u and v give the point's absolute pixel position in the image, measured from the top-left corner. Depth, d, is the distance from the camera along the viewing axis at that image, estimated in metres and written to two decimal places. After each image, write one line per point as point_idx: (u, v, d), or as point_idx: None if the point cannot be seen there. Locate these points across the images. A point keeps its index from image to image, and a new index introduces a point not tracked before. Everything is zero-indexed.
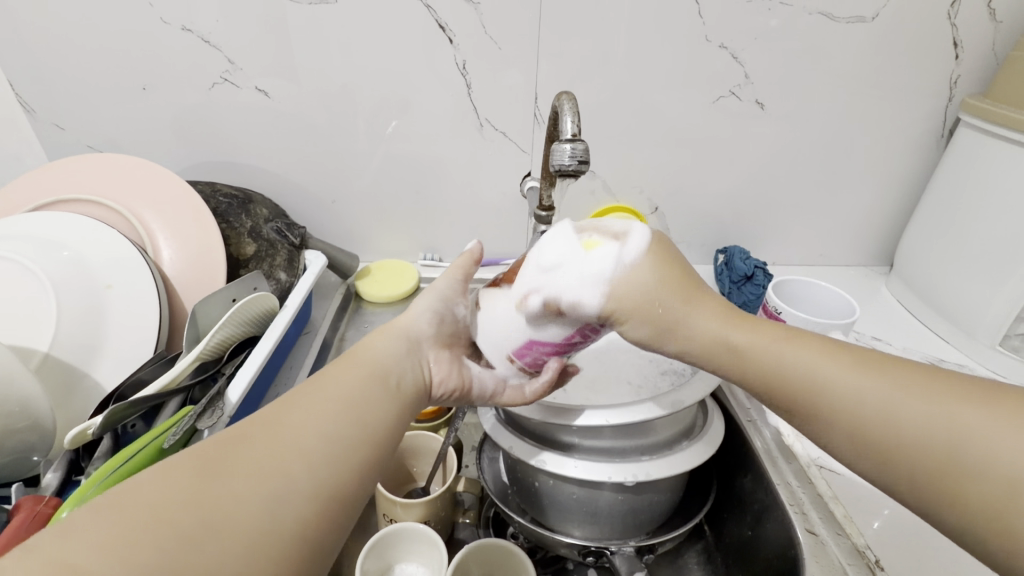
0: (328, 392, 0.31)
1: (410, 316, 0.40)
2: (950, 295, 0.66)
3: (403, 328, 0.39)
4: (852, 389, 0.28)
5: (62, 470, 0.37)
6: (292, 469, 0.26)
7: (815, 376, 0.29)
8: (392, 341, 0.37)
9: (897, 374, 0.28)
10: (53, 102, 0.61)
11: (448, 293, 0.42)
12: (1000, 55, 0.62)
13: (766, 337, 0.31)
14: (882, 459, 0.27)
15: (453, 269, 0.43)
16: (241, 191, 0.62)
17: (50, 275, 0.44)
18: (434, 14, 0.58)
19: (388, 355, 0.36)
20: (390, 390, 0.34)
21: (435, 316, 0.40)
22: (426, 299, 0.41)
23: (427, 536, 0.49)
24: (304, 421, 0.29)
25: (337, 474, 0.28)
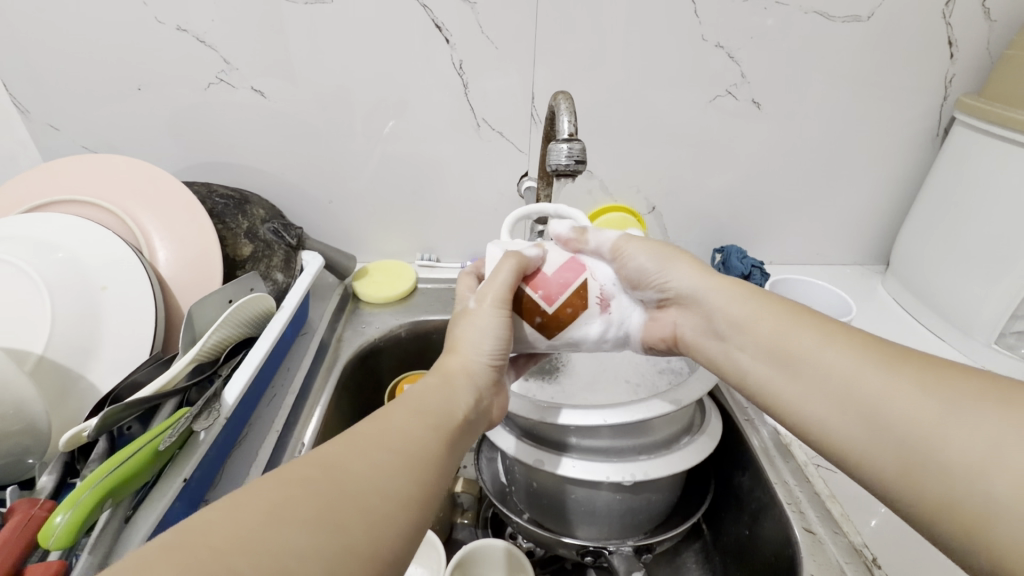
0: (393, 438, 0.29)
1: (469, 356, 0.37)
2: (945, 293, 0.66)
3: (465, 374, 0.36)
4: (845, 373, 0.30)
5: (58, 472, 0.37)
6: (355, 531, 0.23)
7: (809, 352, 0.32)
8: (459, 390, 0.35)
9: (889, 356, 0.29)
10: (47, 102, 0.60)
11: (501, 334, 0.38)
12: (994, 54, 0.62)
13: (778, 320, 0.35)
14: (858, 427, 0.28)
15: (493, 295, 0.37)
16: (237, 191, 0.62)
17: (43, 275, 0.43)
18: (431, 14, 0.57)
19: (455, 405, 0.34)
20: (454, 441, 0.32)
21: (493, 358, 0.38)
22: (479, 339, 0.37)
23: (424, 536, 0.50)
24: (367, 470, 0.26)
25: (394, 535, 0.25)
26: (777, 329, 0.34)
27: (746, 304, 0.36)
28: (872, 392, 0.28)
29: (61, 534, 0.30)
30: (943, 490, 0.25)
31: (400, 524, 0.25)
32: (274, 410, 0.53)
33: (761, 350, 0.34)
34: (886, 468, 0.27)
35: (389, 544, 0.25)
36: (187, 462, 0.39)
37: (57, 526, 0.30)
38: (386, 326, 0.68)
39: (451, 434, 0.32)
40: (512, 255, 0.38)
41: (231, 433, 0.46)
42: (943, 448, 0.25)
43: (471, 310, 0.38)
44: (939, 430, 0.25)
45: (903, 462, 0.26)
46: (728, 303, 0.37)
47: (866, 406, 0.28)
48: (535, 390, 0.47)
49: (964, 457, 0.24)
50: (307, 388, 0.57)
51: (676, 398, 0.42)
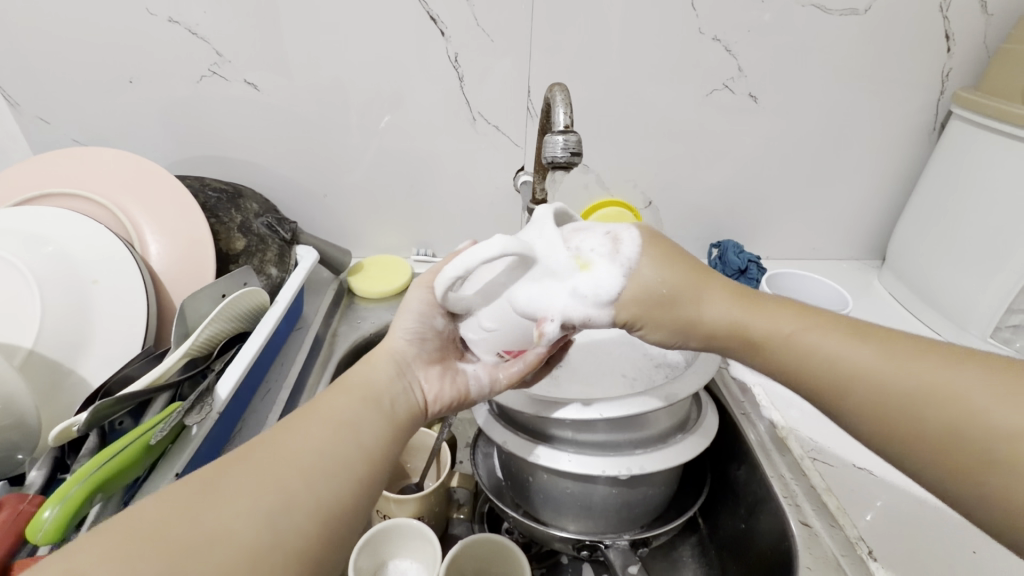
0: (321, 412, 0.31)
1: (393, 336, 0.39)
2: (941, 287, 0.66)
3: (387, 351, 0.38)
4: (853, 358, 0.30)
5: (48, 467, 0.37)
6: (291, 494, 0.26)
7: (824, 355, 0.30)
8: (380, 364, 0.37)
9: (906, 353, 0.29)
10: (37, 95, 0.60)
11: (423, 311, 0.39)
12: (991, 48, 0.62)
13: (785, 318, 0.32)
14: (892, 435, 0.28)
15: (424, 279, 0.41)
16: (231, 185, 0.61)
17: (32, 269, 0.43)
18: (426, 6, 0.57)
19: (378, 377, 0.36)
20: (383, 409, 0.34)
21: (417, 335, 0.39)
22: (406, 320, 0.39)
23: (422, 532, 0.49)
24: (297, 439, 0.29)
25: (335, 488, 0.28)
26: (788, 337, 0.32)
27: (730, 309, 0.33)
28: (895, 393, 0.28)
29: (50, 528, 0.29)
30: (984, 492, 0.26)
31: (337, 480, 0.28)
32: (268, 405, 0.52)
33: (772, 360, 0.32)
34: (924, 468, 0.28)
35: (328, 496, 0.28)
36: (179, 457, 0.39)
37: (46, 520, 0.30)
38: (382, 321, 0.67)
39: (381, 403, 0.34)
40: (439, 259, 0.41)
41: (225, 428, 0.45)
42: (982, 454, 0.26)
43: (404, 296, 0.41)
44: (959, 395, 0.27)
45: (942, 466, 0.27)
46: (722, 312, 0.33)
47: (883, 384, 0.29)
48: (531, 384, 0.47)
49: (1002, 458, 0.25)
50: (301, 383, 0.56)
51: (673, 392, 0.42)
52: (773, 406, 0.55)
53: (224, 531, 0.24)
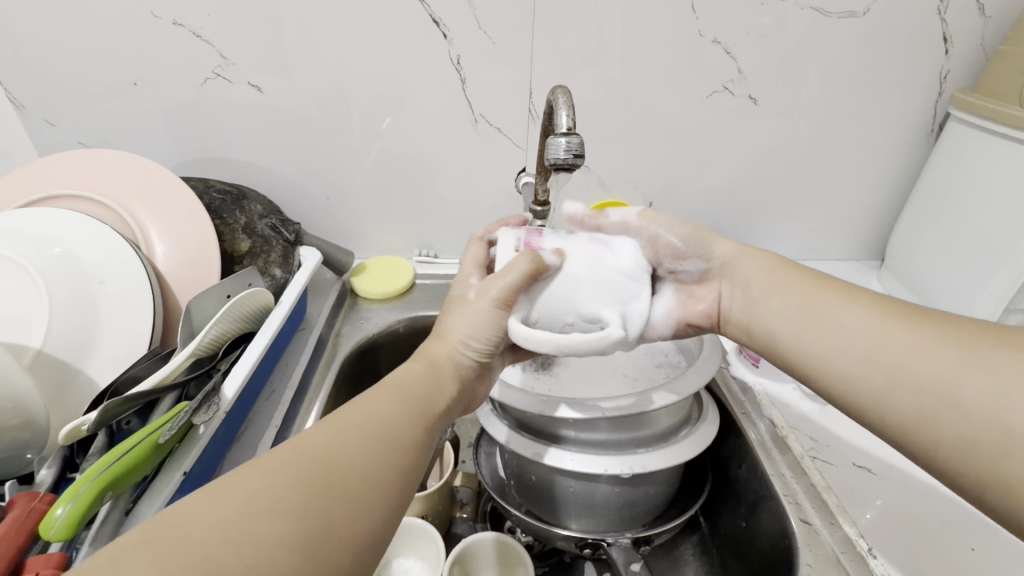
0: (371, 416, 0.31)
1: (452, 344, 0.39)
2: (940, 287, 0.67)
3: (448, 361, 0.38)
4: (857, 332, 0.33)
5: (57, 466, 0.37)
6: (335, 507, 0.25)
7: (829, 316, 0.34)
8: (443, 379, 0.37)
9: (902, 314, 0.32)
10: (43, 98, 0.60)
11: (488, 329, 0.38)
12: (988, 51, 0.63)
13: (800, 286, 0.37)
14: (881, 382, 0.31)
15: (495, 297, 0.37)
16: (235, 187, 0.62)
17: (40, 269, 0.43)
18: (429, 9, 0.57)
19: (439, 394, 0.36)
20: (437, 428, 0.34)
21: (476, 348, 0.39)
22: (467, 329, 0.39)
23: (424, 530, 0.50)
24: (345, 445, 0.28)
25: (375, 504, 0.27)
26: (792, 296, 0.37)
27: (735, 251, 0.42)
28: (889, 344, 0.31)
29: (62, 525, 0.30)
30: (963, 430, 0.27)
31: (375, 495, 0.28)
32: (273, 405, 0.53)
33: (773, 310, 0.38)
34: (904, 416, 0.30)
35: (368, 515, 0.27)
36: (187, 456, 0.39)
37: (58, 517, 0.30)
38: (384, 321, 0.68)
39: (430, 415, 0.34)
40: (530, 257, 0.37)
41: (230, 428, 0.46)
42: (970, 393, 0.28)
43: (468, 300, 0.39)
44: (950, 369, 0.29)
45: (926, 409, 0.29)
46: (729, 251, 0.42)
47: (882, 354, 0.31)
48: (534, 384, 0.47)
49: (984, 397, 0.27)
50: (305, 383, 0.57)
51: (674, 391, 0.42)
52: (772, 405, 0.55)
53: (268, 550, 0.23)
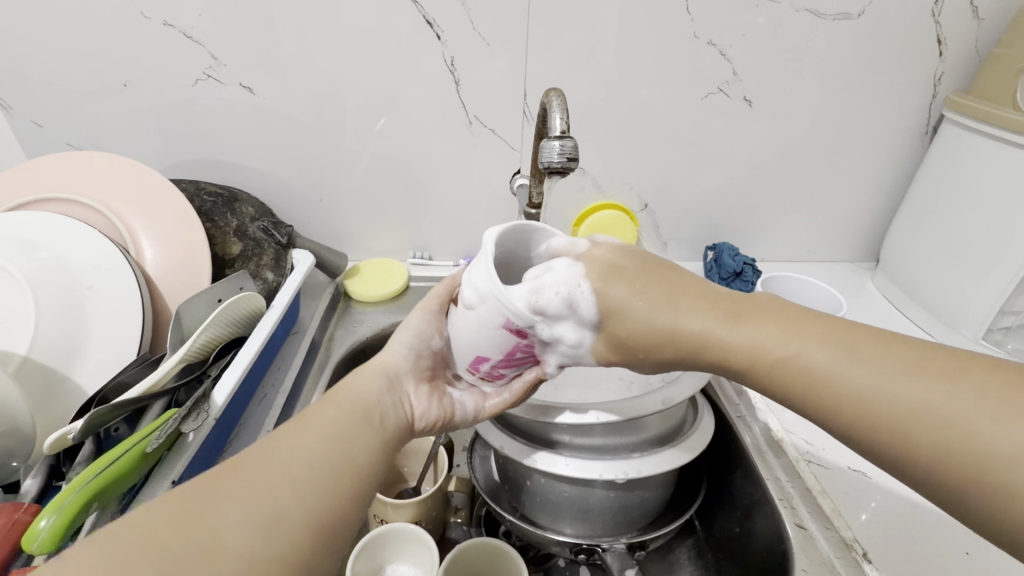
0: (310, 429, 0.31)
1: (389, 352, 0.40)
2: (934, 289, 0.67)
3: (381, 369, 0.39)
4: (848, 374, 0.28)
5: (43, 475, 0.37)
6: (285, 502, 0.27)
7: (808, 365, 0.29)
8: (372, 384, 0.37)
9: (889, 353, 0.27)
10: (31, 98, 0.59)
11: (425, 328, 0.40)
12: (982, 53, 0.63)
13: (762, 332, 0.30)
14: (892, 448, 0.26)
15: (428, 302, 0.42)
16: (226, 189, 0.61)
17: (26, 275, 0.43)
18: (422, 10, 0.57)
19: (367, 394, 0.36)
20: (369, 428, 0.34)
21: (411, 352, 0.40)
22: (403, 335, 0.40)
23: (417, 536, 0.49)
24: (291, 457, 0.29)
25: (325, 501, 0.28)
26: (749, 337, 0.31)
27: (714, 316, 0.32)
28: (878, 400, 0.26)
29: (46, 538, 0.29)
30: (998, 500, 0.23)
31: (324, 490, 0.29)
32: (264, 410, 0.52)
33: (759, 376, 0.31)
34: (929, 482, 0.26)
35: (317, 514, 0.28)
36: (176, 463, 0.39)
37: (42, 530, 0.29)
38: (378, 325, 0.67)
39: (368, 421, 0.34)
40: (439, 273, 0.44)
41: (221, 435, 0.45)
42: (986, 452, 0.24)
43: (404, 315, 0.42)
44: (966, 417, 0.24)
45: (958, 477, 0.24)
46: (652, 319, 0.32)
47: (884, 398, 0.26)
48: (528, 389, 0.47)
49: (1004, 449, 0.23)
50: (298, 388, 0.56)
51: (668, 396, 0.42)
52: (769, 409, 0.54)
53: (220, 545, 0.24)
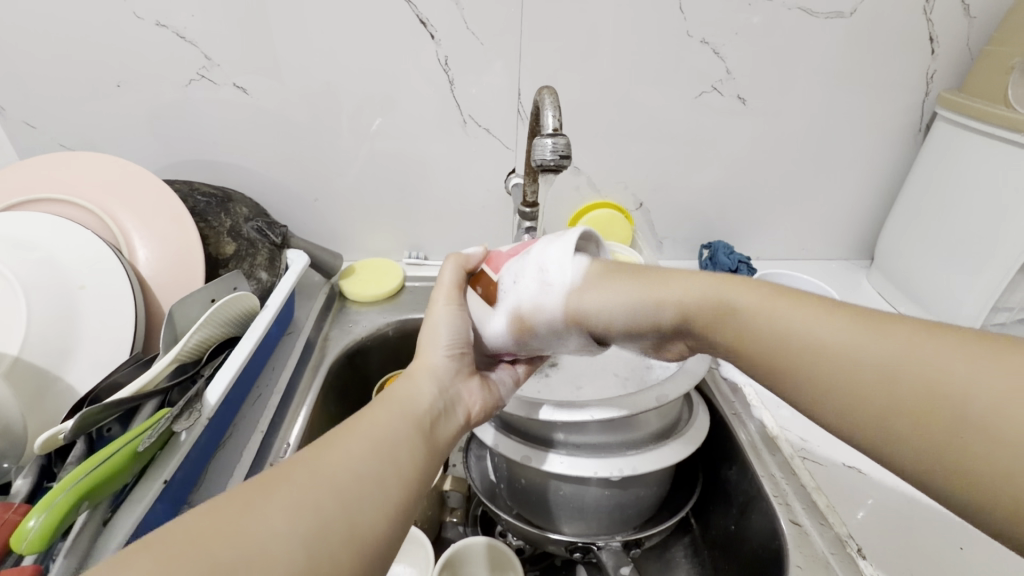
0: (358, 431, 0.29)
1: (428, 354, 0.38)
2: (927, 286, 0.67)
3: (426, 372, 0.36)
4: (835, 348, 0.28)
5: (33, 475, 0.36)
6: (329, 506, 0.25)
7: (781, 325, 0.30)
8: (421, 387, 0.35)
9: (868, 320, 0.28)
10: (23, 98, 0.59)
11: (458, 323, 0.39)
12: (974, 51, 0.63)
13: (761, 295, 0.32)
14: (873, 402, 0.27)
15: (445, 292, 0.40)
16: (220, 190, 0.61)
17: (16, 274, 0.43)
18: (416, 10, 0.57)
19: (419, 398, 0.34)
20: (424, 431, 0.32)
21: (453, 350, 0.38)
22: (436, 335, 0.38)
23: (414, 536, 0.50)
24: (341, 457, 0.27)
25: (374, 507, 0.26)
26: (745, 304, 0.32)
27: (696, 287, 0.34)
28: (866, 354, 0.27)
29: (34, 538, 0.29)
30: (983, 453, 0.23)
31: (372, 493, 0.27)
32: (258, 410, 0.52)
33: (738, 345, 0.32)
34: (908, 442, 0.25)
35: (368, 519, 0.26)
36: (168, 463, 0.39)
37: (30, 530, 0.29)
38: (373, 325, 0.67)
39: (422, 426, 0.32)
40: (456, 257, 0.42)
41: (214, 435, 0.45)
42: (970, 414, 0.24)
43: (425, 312, 0.40)
44: (956, 380, 0.25)
45: (941, 439, 0.24)
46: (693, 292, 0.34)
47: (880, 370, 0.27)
48: (523, 387, 0.47)
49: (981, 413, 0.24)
50: (293, 388, 0.56)
51: (662, 393, 0.42)
52: (763, 406, 0.55)
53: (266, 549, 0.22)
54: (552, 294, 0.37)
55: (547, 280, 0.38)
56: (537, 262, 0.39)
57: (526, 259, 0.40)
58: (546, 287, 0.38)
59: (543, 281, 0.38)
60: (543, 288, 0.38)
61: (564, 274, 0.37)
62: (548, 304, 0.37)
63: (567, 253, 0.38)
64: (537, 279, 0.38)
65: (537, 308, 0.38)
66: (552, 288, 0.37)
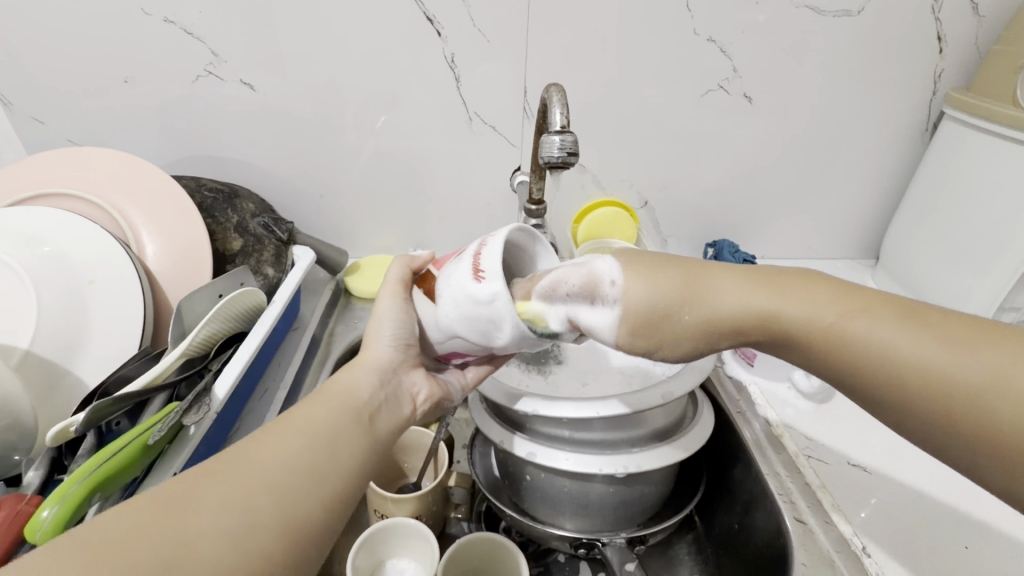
0: (294, 423, 0.29)
1: (372, 346, 0.38)
2: (933, 286, 0.67)
3: (369, 362, 0.37)
4: (929, 369, 0.24)
5: (44, 468, 0.37)
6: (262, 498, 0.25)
7: (877, 345, 0.26)
8: (361, 378, 0.35)
9: (964, 332, 0.24)
10: (31, 94, 0.59)
11: (400, 316, 0.39)
12: (983, 50, 0.63)
13: (814, 298, 0.28)
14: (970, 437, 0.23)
15: (391, 287, 0.41)
16: (227, 186, 0.61)
17: (27, 268, 0.43)
18: (423, 6, 0.57)
19: (358, 388, 0.34)
20: (364, 422, 0.32)
21: (397, 344, 0.38)
22: (382, 330, 0.38)
23: (417, 531, 0.49)
24: (279, 449, 0.27)
25: (311, 500, 0.27)
26: (815, 359, 0.28)
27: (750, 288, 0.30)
28: (986, 398, 0.23)
29: (47, 529, 0.29)
30: None
31: (310, 482, 0.27)
32: (265, 405, 0.52)
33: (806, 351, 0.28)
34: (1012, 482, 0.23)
35: (309, 509, 0.26)
36: (177, 457, 0.39)
37: (44, 520, 0.30)
38: None
39: (359, 415, 0.32)
40: (402, 260, 0.43)
41: (223, 428, 0.46)
42: None
43: (372, 307, 0.40)
44: None
45: None
46: (741, 302, 0.29)
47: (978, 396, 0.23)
48: (529, 384, 0.47)
49: None
50: (299, 383, 0.57)
51: (668, 391, 0.42)
52: (768, 404, 0.55)
53: (193, 554, 0.22)
54: (481, 281, 0.34)
55: (479, 267, 0.35)
56: (468, 259, 0.36)
57: (458, 261, 0.37)
58: (476, 274, 0.34)
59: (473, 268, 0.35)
60: (473, 275, 0.34)
61: (496, 259, 0.34)
62: (475, 294, 0.34)
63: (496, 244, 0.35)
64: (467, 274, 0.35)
65: (465, 295, 0.35)
66: (481, 276, 0.34)
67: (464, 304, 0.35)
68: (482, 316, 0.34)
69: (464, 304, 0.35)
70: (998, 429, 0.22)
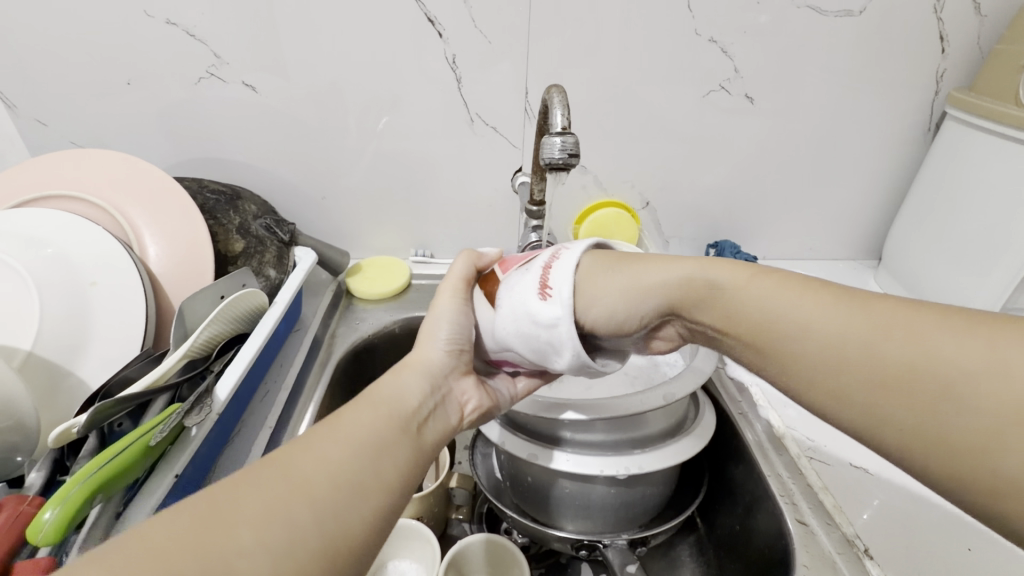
0: (342, 431, 0.28)
1: (428, 347, 0.37)
2: (934, 286, 0.67)
3: (421, 366, 0.36)
4: (877, 348, 0.25)
5: (47, 469, 0.37)
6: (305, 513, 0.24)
7: (826, 330, 0.26)
8: (413, 381, 0.34)
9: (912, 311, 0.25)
10: (34, 96, 0.60)
11: (458, 319, 0.39)
12: (985, 50, 0.63)
13: (767, 284, 0.30)
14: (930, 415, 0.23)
15: (452, 285, 0.41)
16: (229, 187, 0.61)
17: (30, 270, 0.43)
18: (424, 8, 0.57)
19: (408, 394, 0.33)
20: (411, 430, 0.31)
21: (452, 346, 0.37)
22: (438, 329, 0.38)
23: (419, 532, 0.49)
24: (324, 459, 0.26)
25: (357, 516, 0.25)
26: (774, 350, 0.28)
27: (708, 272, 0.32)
28: (935, 377, 0.23)
29: (50, 530, 0.29)
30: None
31: (354, 496, 0.26)
32: (267, 406, 0.52)
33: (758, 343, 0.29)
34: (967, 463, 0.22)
35: (354, 524, 0.25)
36: (178, 458, 0.39)
37: (45, 522, 0.30)
38: (380, 322, 0.67)
39: (408, 423, 0.31)
40: (468, 255, 0.43)
41: (225, 430, 0.46)
42: None
43: (431, 305, 0.40)
44: None
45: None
46: (704, 275, 0.32)
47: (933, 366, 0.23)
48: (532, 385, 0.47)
49: None
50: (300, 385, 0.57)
51: (670, 391, 0.42)
52: (770, 406, 0.55)
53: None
54: (547, 299, 0.34)
55: (547, 284, 0.35)
56: (538, 272, 0.36)
57: (526, 271, 0.37)
58: (541, 290, 0.35)
59: (542, 283, 0.35)
60: (540, 291, 0.35)
61: (566, 278, 0.34)
62: (538, 311, 0.34)
63: (571, 261, 0.35)
64: (535, 288, 0.35)
65: (527, 310, 0.35)
66: (548, 294, 0.34)
67: (522, 319, 0.35)
68: (538, 334, 0.35)
69: (526, 320, 0.35)
70: (959, 405, 0.22)
